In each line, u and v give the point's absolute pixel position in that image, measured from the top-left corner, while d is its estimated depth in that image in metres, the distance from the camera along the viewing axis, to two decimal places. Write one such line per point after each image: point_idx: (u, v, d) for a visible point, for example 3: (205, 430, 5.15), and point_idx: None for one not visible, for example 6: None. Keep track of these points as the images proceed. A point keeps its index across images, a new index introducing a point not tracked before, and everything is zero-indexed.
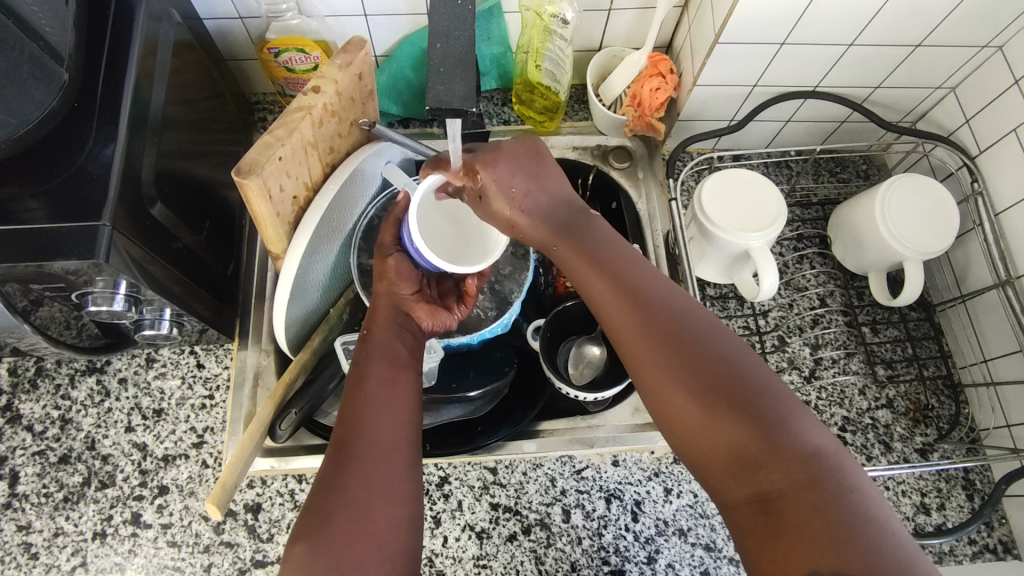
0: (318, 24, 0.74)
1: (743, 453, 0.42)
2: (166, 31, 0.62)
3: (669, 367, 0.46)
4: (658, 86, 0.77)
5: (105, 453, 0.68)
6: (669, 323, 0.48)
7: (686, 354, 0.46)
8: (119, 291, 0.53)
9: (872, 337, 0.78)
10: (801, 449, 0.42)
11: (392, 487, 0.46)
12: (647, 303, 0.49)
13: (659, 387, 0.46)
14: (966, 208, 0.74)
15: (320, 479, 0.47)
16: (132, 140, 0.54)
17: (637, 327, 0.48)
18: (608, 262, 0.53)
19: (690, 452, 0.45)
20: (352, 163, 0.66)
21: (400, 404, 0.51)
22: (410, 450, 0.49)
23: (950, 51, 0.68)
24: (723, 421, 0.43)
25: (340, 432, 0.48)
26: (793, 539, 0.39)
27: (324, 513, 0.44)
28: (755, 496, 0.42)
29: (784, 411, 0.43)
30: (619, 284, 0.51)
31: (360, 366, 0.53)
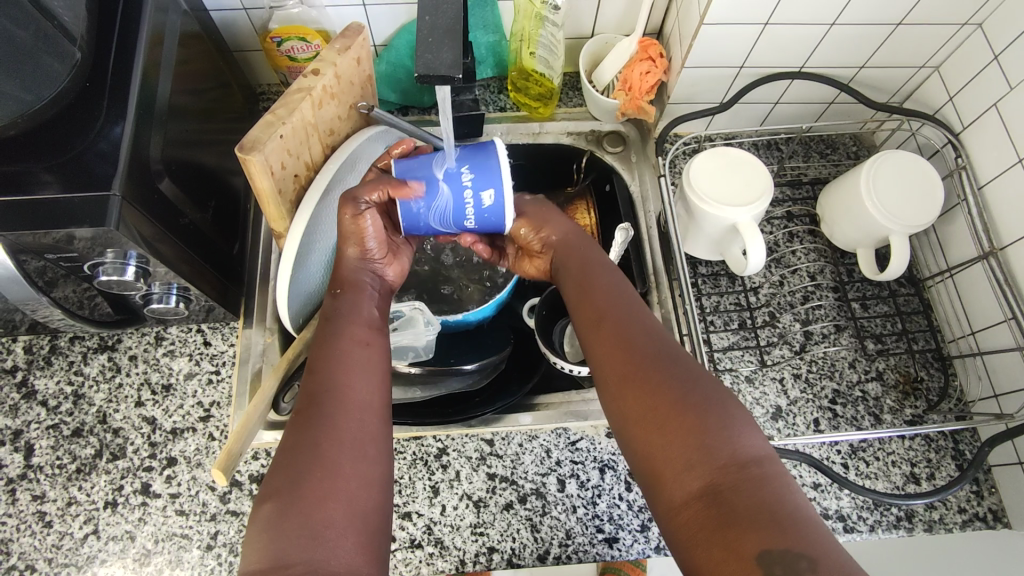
0: (318, 14, 0.77)
1: (698, 450, 0.44)
2: (174, 20, 0.65)
3: (638, 371, 0.49)
4: (647, 69, 0.80)
5: (116, 426, 0.71)
6: (644, 335, 0.51)
7: (655, 361, 0.49)
8: (130, 262, 0.56)
9: (862, 312, 0.79)
10: (751, 451, 0.44)
11: (362, 444, 0.48)
12: (624, 318, 0.53)
13: (626, 390, 0.49)
14: (951, 183, 0.75)
15: (287, 438, 0.48)
16: (141, 118, 0.56)
17: (614, 337, 0.52)
18: (598, 279, 0.57)
19: (645, 453, 0.46)
20: (352, 145, 0.68)
21: (368, 367, 0.52)
22: (379, 409, 0.51)
23: (931, 29, 0.70)
24: (679, 420, 0.45)
25: (310, 392, 0.50)
26: (737, 528, 0.40)
27: (297, 469, 0.45)
28: (702, 494, 0.43)
29: (738, 418, 0.46)
30: (605, 299, 0.55)
31: (327, 329, 0.55)
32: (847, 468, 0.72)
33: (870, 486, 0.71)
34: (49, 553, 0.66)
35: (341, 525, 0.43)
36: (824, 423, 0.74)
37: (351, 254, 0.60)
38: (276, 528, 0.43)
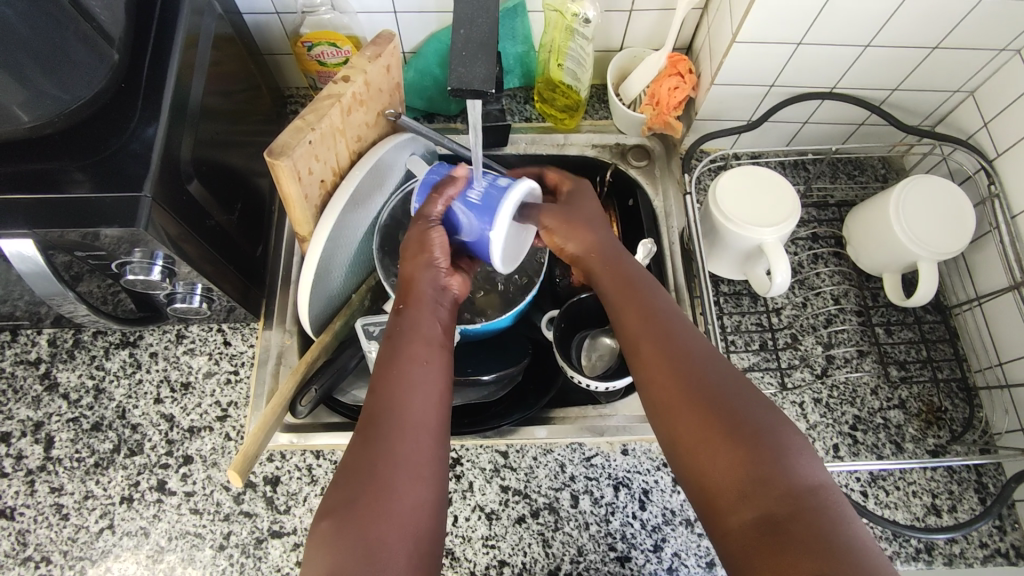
0: (350, 20, 0.78)
1: (751, 479, 0.43)
2: (209, 24, 0.65)
3: (688, 398, 0.47)
4: (676, 85, 0.79)
5: (134, 422, 0.72)
6: (690, 357, 0.49)
7: (706, 385, 0.47)
8: (157, 262, 0.57)
9: (885, 338, 0.78)
10: (805, 478, 0.43)
11: (416, 466, 0.47)
12: (668, 336, 0.51)
13: (677, 417, 0.47)
14: (982, 210, 0.74)
15: (347, 458, 0.47)
16: (173, 120, 0.57)
17: (660, 359, 0.49)
18: (634, 294, 0.55)
19: (699, 476, 0.45)
20: (378, 152, 0.69)
21: (429, 387, 0.51)
22: (437, 428, 0.50)
23: (968, 53, 0.69)
24: (730, 446, 0.44)
25: (376, 410, 0.49)
26: (795, 558, 0.39)
27: (355, 491, 0.45)
28: (759, 521, 0.42)
29: (794, 443, 0.44)
30: (643, 318, 0.52)
31: (392, 345, 0.53)
32: (866, 496, 0.71)
33: (889, 516, 0.70)
34: (65, 546, 0.66)
35: (393, 546, 0.43)
36: (844, 450, 0.73)
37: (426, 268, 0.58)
38: (334, 547, 0.43)
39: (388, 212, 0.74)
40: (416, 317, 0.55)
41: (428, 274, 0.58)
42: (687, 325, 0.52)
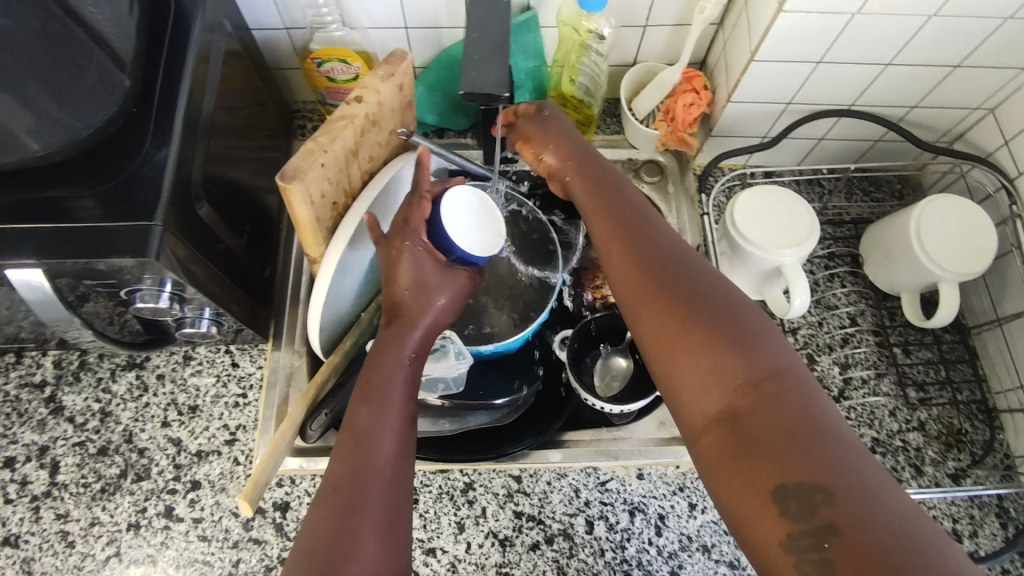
0: (360, 36, 0.76)
1: (716, 369, 0.42)
2: (220, 41, 0.64)
3: (656, 293, 0.46)
4: (692, 101, 0.77)
5: (141, 446, 0.70)
6: (661, 257, 0.49)
7: (675, 284, 0.46)
8: (165, 289, 0.55)
9: (903, 358, 0.77)
10: (770, 363, 0.41)
11: (382, 520, 0.46)
12: (639, 241, 0.51)
13: (644, 314, 0.46)
14: (1004, 231, 0.73)
15: (315, 521, 0.46)
16: (184, 144, 0.56)
17: (631, 262, 0.49)
18: (612, 205, 0.55)
19: (664, 369, 0.44)
20: (390, 172, 0.68)
21: (396, 438, 0.51)
22: (404, 485, 0.49)
23: (992, 72, 0.68)
24: (695, 336, 0.43)
25: (348, 466, 0.48)
26: (756, 448, 0.38)
27: (326, 557, 0.43)
28: (722, 411, 0.41)
29: (759, 332, 0.43)
30: (619, 224, 0.53)
31: (363, 398, 0.53)
32: None
33: None
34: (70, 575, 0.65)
35: None
36: None
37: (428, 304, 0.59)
38: None
39: None
40: (388, 367, 0.55)
41: (434, 313, 0.59)
42: (663, 233, 0.52)
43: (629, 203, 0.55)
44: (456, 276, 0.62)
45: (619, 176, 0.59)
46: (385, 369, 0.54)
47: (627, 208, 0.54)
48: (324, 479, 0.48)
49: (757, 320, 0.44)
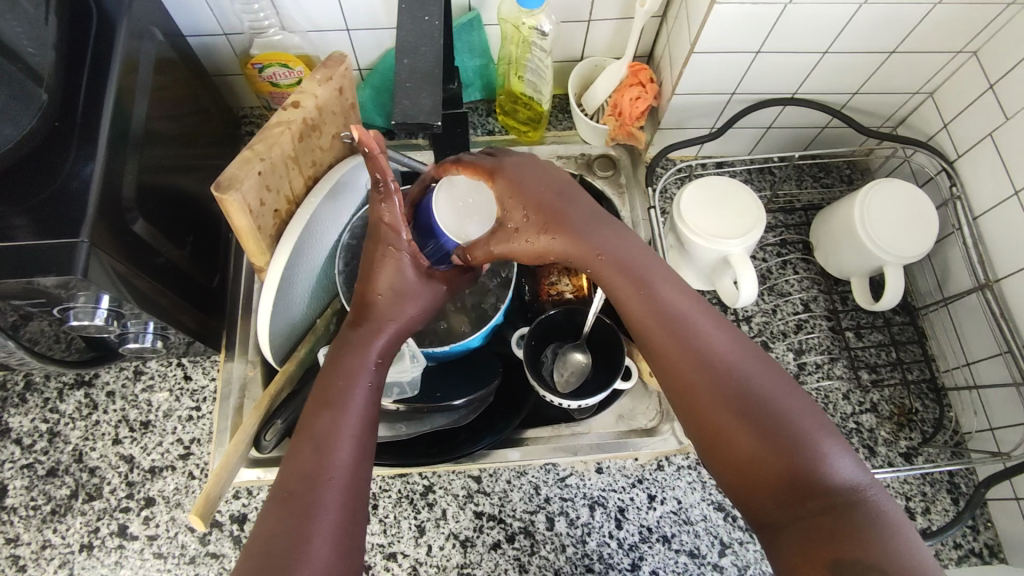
0: (300, 39, 0.75)
1: (786, 478, 0.43)
2: (149, 48, 0.63)
3: (713, 393, 0.46)
4: (638, 95, 0.77)
5: (92, 465, 0.69)
6: (712, 348, 0.48)
7: (732, 380, 0.46)
8: (101, 306, 0.54)
9: (855, 342, 0.78)
10: (834, 471, 0.43)
11: (332, 528, 0.45)
12: (687, 325, 0.49)
13: (702, 414, 0.46)
14: (945, 212, 0.74)
15: (265, 525, 0.46)
16: (113, 158, 0.54)
17: (682, 353, 0.48)
18: (645, 284, 0.50)
19: (726, 467, 0.46)
20: (334, 176, 0.67)
21: (352, 442, 0.49)
22: (360, 490, 0.48)
23: (926, 57, 0.69)
24: (760, 442, 0.44)
25: (302, 471, 0.47)
26: (826, 550, 0.41)
27: (275, 562, 0.43)
28: (791, 513, 0.43)
29: (821, 435, 0.44)
30: (657, 308, 0.49)
31: (323, 397, 0.51)
32: None
33: None
34: None
35: None
36: None
37: (400, 310, 0.56)
38: None
39: (350, 236, 0.72)
40: (351, 373, 0.52)
41: (402, 318, 0.55)
42: (710, 313, 0.50)
43: (664, 282, 0.51)
44: (429, 278, 0.57)
45: (638, 244, 0.53)
46: (347, 373, 0.52)
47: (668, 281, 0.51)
48: (277, 481, 0.47)
49: (813, 419, 0.45)
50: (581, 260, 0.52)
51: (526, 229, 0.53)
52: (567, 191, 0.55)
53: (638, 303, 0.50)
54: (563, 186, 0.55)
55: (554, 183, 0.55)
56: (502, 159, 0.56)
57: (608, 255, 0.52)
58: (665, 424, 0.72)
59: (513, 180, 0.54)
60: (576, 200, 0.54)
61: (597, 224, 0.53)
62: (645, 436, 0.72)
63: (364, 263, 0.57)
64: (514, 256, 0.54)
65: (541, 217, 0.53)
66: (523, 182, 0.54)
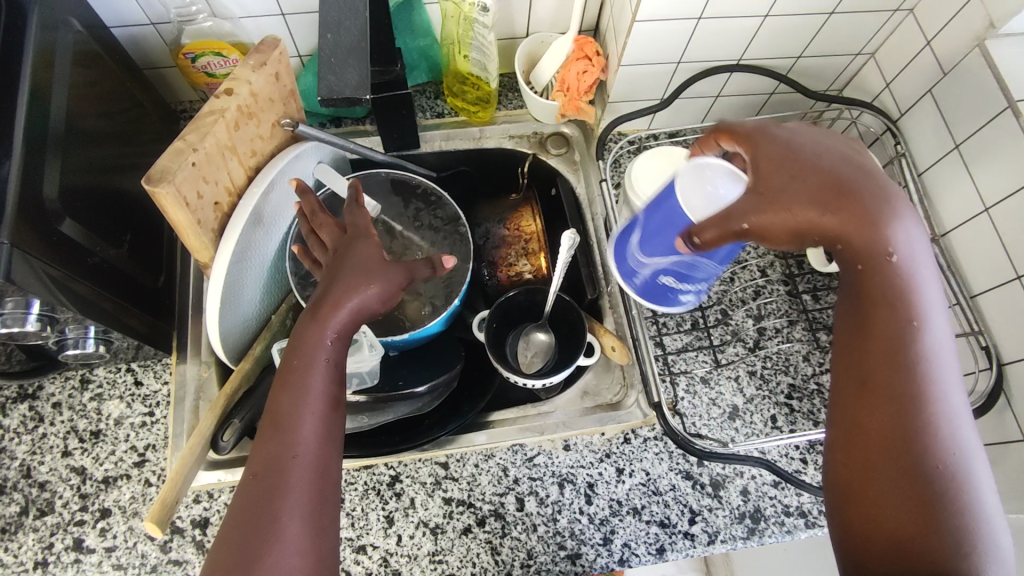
0: (233, 26, 0.73)
1: (919, 532, 0.43)
2: (65, 40, 0.60)
3: (928, 419, 0.46)
4: (584, 69, 0.77)
5: (41, 480, 0.66)
6: (938, 378, 0.46)
7: (907, 431, 0.45)
8: (32, 311, 0.51)
9: (813, 304, 0.79)
10: (964, 536, 0.43)
11: (300, 507, 0.45)
12: (897, 363, 0.47)
13: (879, 435, 0.46)
14: (891, 170, 0.75)
15: (236, 508, 0.46)
16: (31, 156, 0.51)
17: (885, 390, 0.46)
18: (915, 301, 0.48)
19: (857, 502, 0.46)
20: (277, 165, 0.65)
21: (317, 422, 0.48)
22: (329, 465, 0.48)
23: (866, 16, 0.69)
24: (908, 494, 0.44)
25: (266, 455, 0.46)
26: None
27: (245, 547, 0.43)
28: (902, 562, 0.44)
29: (965, 500, 0.44)
30: (905, 326, 0.47)
31: (285, 376, 0.49)
32: (806, 465, 0.71)
33: None
34: None
35: None
36: (782, 420, 0.73)
37: (362, 293, 0.52)
38: None
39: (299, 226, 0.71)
40: (309, 352, 0.49)
41: (357, 298, 0.52)
42: (926, 358, 0.47)
43: (931, 299, 0.48)
44: (391, 269, 0.54)
45: (917, 251, 0.49)
46: (304, 353, 0.49)
47: (886, 312, 0.48)
48: (247, 464, 0.47)
49: (966, 484, 0.45)
50: (859, 253, 0.48)
51: (796, 202, 0.49)
52: (873, 179, 0.51)
53: (886, 320, 0.48)
54: (860, 162, 0.51)
55: (858, 167, 0.51)
56: (768, 128, 0.52)
57: (892, 257, 0.48)
58: (630, 398, 0.73)
59: (813, 150, 0.51)
60: (886, 188, 0.50)
61: (861, 231, 0.48)
62: (610, 410, 0.73)
63: (328, 269, 0.55)
64: (764, 231, 0.49)
65: (847, 197, 0.49)
66: (800, 151, 0.50)
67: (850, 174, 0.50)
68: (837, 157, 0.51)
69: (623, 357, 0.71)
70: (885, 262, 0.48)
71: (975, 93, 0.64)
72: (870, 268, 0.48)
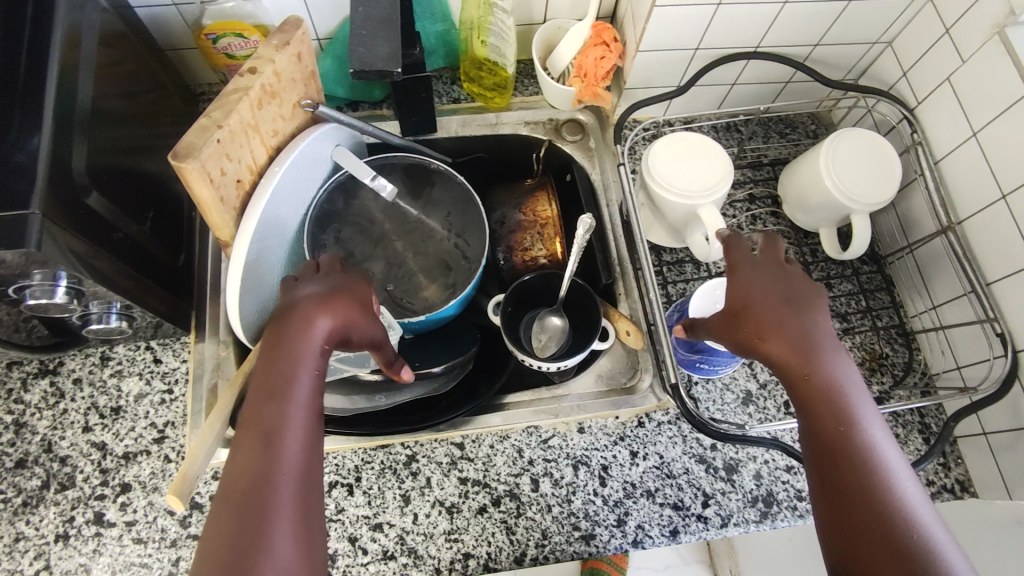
0: (253, 7, 0.73)
1: None
2: (91, 18, 0.60)
3: (898, 536, 0.43)
4: (601, 55, 0.77)
5: (62, 455, 0.67)
6: (894, 485, 0.45)
7: (879, 534, 0.44)
8: (60, 283, 0.52)
9: (826, 292, 0.79)
10: None
11: (291, 519, 0.42)
12: (853, 468, 0.46)
13: (859, 549, 0.44)
14: (907, 159, 0.76)
15: (218, 527, 0.42)
16: (60, 129, 0.52)
17: (846, 496, 0.46)
18: (851, 416, 0.48)
19: None
20: (297, 146, 0.66)
21: (304, 432, 0.46)
22: (316, 478, 0.45)
23: (884, 4, 0.70)
24: None
25: (250, 468, 0.43)
26: None
27: (233, 562, 0.40)
28: None
29: None
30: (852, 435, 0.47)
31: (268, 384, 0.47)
32: None
33: None
34: None
35: None
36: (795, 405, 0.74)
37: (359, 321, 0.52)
38: None
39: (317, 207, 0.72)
40: (294, 359, 0.48)
41: (355, 318, 0.51)
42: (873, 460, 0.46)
43: (869, 412, 0.49)
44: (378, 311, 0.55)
45: (850, 371, 0.51)
46: (289, 359, 0.48)
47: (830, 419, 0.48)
48: (225, 483, 0.43)
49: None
50: (796, 372, 0.50)
51: (745, 323, 0.53)
52: (804, 296, 0.53)
53: (830, 428, 0.48)
54: (793, 284, 0.54)
55: (790, 292, 0.53)
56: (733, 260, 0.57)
57: (818, 373, 0.49)
58: (644, 382, 0.73)
59: (745, 279, 0.54)
60: (815, 311, 0.52)
61: (797, 346, 0.50)
62: (624, 394, 0.73)
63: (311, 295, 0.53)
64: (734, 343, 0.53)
65: (777, 316, 0.52)
66: (748, 280, 0.54)
67: (778, 295, 0.53)
68: (777, 278, 0.54)
69: (637, 341, 0.71)
70: (817, 377, 0.49)
71: (995, 80, 0.64)
72: (807, 377, 0.49)
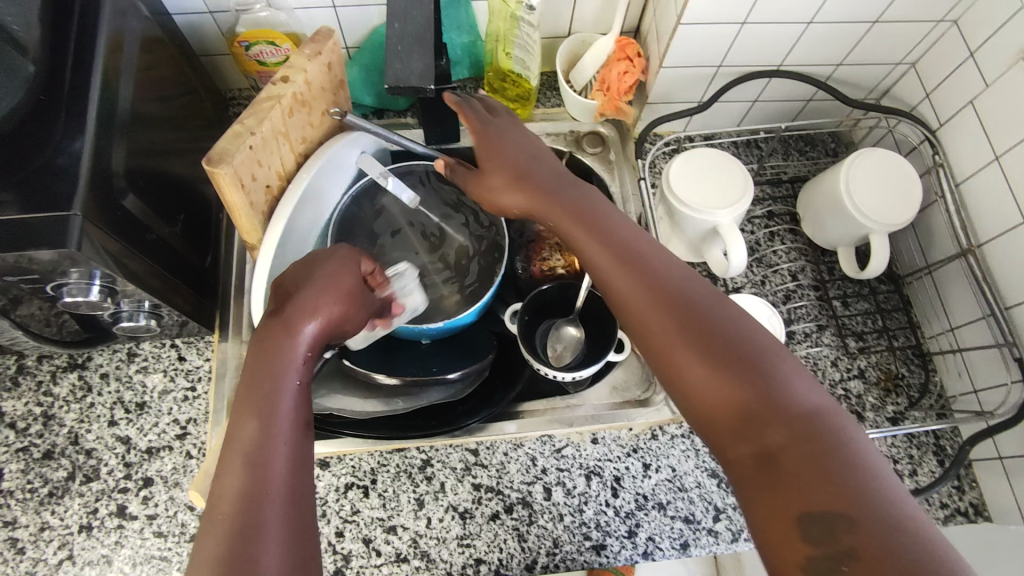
0: (286, 16, 0.75)
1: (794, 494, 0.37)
2: (133, 26, 0.62)
3: (730, 387, 0.42)
4: (625, 70, 0.78)
5: (88, 447, 0.69)
6: (704, 328, 0.45)
7: (707, 381, 0.43)
8: (95, 282, 0.54)
9: (843, 310, 0.79)
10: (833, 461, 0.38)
11: (282, 535, 0.40)
12: (660, 328, 0.46)
13: (706, 416, 0.43)
14: (928, 180, 0.76)
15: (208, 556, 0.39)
16: (101, 133, 0.54)
17: (669, 361, 0.45)
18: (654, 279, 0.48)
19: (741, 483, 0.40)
20: (324, 153, 0.67)
21: (291, 444, 0.44)
22: (304, 489, 0.43)
23: (908, 26, 0.70)
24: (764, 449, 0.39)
25: (238, 491, 0.41)
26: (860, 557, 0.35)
27: None
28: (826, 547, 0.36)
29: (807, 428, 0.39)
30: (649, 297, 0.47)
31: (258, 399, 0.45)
32: None
33: None
34: None
35: None
36: None
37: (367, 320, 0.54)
38: None
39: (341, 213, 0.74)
40: (280, 372, 0.46)
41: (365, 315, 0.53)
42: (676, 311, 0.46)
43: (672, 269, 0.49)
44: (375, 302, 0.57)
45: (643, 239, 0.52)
46: (275, 373, 0.46)
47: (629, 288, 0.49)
48: (207, 509, 0.41)
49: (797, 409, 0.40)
50: (591, 255, 0.52)
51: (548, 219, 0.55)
52: (577, 188, 0.57)
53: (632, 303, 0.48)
54: (569, 185, 0.57)
55: (568, 186, 0.57)
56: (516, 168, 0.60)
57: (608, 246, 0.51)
58: (658, 395, 0.73)
59: (522, 183, 0.58)
60: (596, 202, 0.56)
61: (589, 224, 0.53)
62: (638, 406, 0.73)
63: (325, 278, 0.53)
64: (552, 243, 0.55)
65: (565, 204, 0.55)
66: (538, 184, 0.58)
67: (570, 190, 0.56)
68: (562, 177, 0.58)
69: None
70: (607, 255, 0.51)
71: (1019, 105, 0.64)
72: (605, 254, 0.51)
